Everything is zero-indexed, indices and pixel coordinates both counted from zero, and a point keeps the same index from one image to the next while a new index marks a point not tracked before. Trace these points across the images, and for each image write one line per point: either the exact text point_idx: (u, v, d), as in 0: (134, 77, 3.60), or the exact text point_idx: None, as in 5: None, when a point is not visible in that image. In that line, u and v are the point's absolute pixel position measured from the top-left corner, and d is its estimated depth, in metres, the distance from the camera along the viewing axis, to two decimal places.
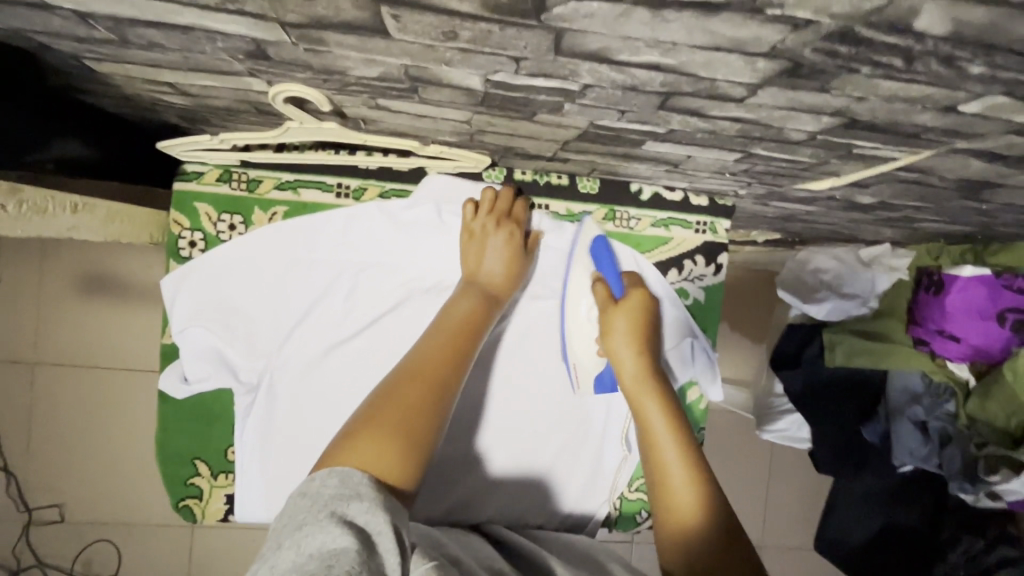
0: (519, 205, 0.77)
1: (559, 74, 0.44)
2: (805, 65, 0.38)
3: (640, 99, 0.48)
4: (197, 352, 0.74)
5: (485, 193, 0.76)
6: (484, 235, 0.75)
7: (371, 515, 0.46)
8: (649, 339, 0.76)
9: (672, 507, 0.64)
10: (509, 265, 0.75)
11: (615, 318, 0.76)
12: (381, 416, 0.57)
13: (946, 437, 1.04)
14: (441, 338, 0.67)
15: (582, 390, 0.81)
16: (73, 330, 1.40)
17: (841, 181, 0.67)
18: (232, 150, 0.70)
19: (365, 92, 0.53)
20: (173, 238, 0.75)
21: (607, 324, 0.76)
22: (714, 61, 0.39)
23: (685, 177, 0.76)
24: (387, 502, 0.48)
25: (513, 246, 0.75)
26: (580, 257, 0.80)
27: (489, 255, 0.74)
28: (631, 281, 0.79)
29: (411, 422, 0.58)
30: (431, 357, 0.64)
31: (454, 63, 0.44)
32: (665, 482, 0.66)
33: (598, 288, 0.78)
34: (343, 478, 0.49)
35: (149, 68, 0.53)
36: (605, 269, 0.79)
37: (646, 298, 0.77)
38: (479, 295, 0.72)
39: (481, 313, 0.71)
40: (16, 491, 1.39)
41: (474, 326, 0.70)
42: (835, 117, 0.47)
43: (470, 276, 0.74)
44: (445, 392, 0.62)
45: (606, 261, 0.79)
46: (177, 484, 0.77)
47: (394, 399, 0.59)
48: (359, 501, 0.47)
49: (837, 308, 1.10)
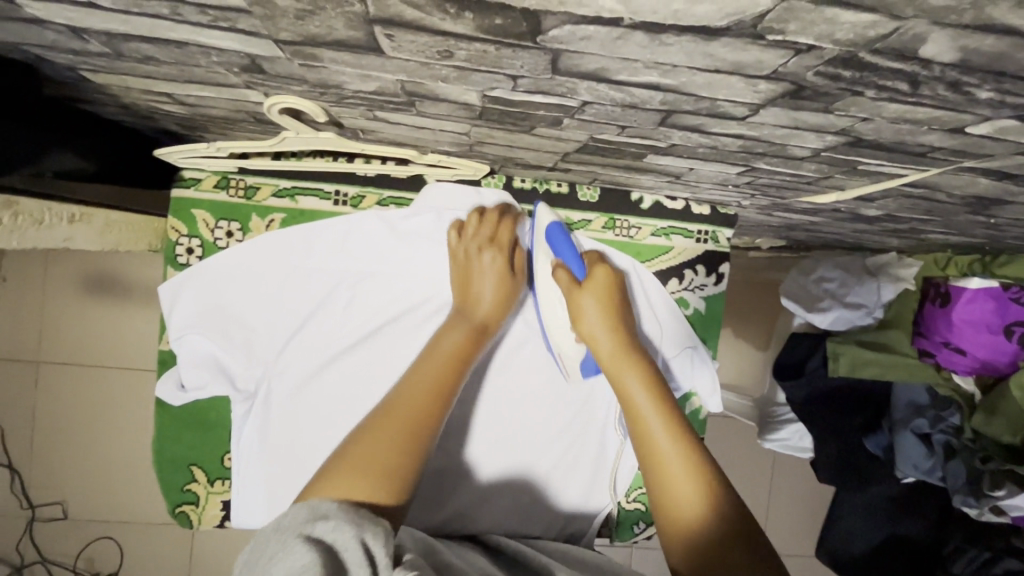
0: (508, 222, 0.76)
1: (557, 92, 0.43)
2: (807, 88, 0.37)
3: (640, 116, 0.47)
4: (194, 358, 0.73)
5: (472, 214, 0.75)
6: (468, 259, 0.75)
7: (338, 532, 0.46)
8: (621, 312, 0.74)
9: (669, 492, 0.62)
10: (497, 289, 0.75)
11: (583, 299, 0.74)
12: (360, 457, 0.57)
13: (950, 450, 1.03)
14: (432, 372, 0.67)
15: (572, 376, 0.80)
16: (75, 329, 1.41)
17: (846, 194, 0.66)
18: (229, 158, 0.70)
19: (362, 105, 0.52)
20: (170, 244, 0.75)
21: (576, 307, 0.74)
22: (714, 82, 0.38)
23: (687, 187, 0.75)
24: (357, 517, 0.48)
25: (500, 270, 0.75)
26: (539, 248, 0.77)
27: (480, 280, 0.74)
28: (590, 261, 0.78)
29: (389, 464, 0.58)
30: (418, 393, 0.65)
31: (450, 80, 0.43)
32: (651, 450, 0.65)
33: (559, 274, 0.75)
34: (310, 510, 0.49)
35: (145, 78, 0.52)
36: (564, 254, 0.75)
37: (610, 274, 0.76)
38: (470, 326, 0.72)
39: (470, 347, 0.71)
40: (20, 488, 1.41)
41: (462, 361, 0.70)
42: (839, 136, 0.46)
43: (465, 304, 0.74)
44: (428, 429, 0.63)
45: (565, 248, 0.75)
46: (173, 490, 0.77)
47: (374, 437, 0.59)
48: (326, 520, 0.47)
49: (838, 318, 1.10)
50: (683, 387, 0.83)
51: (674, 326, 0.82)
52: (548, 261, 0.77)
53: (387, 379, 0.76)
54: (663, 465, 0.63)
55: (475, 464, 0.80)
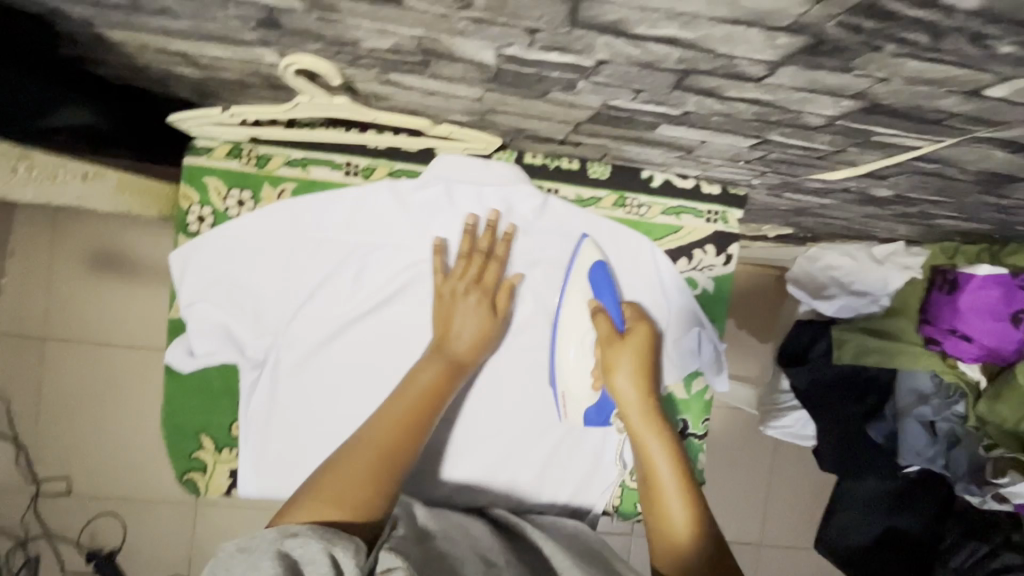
0: (504, 244, 0.77)
1: (573, 49, 0.43)
2: (826, 42, 0.37)
3: (656, 77, 0.47)
4: (205, 326, 0.73)
5: (458, 262, 0.76)
6: (453, 298, 0.74)
7: (304, 547, 0.49)
8: (654, 371, 0.77)
9: (667, 535, 0.70)
10: (480, 329, 0.75)
11: (620, 355, 0.75)
12: (334, 484, 0.61)
13: (954, 437, 1.03)
14: (407, 404, 0.69)
15: (570, 419, 0.79)
16: (82, 306, 1.42)
17: (858, 171, 0.66)
18: (241, 125, 0.70)
19: (376, 65, 0.53)
20: (182, 213, 0.75)
21: (609, 359, 0.76)
22: (733, 35, 0.38)
23: (698, 164, 0.75)
24: (324, 532, 0.51)
25: (485, 308, 0.75)
26: (574, 279, 0.78)
27: (460, 322, 0.74)
28: (631, 313, 0.78)
29: (352, 491, 0.61)
30: (393, 427, 0.67)
31: (466, 35, 0.43)
32: (660, 491, 0.72)
33: (599, 319, 0.76)
34: (281, 529, 0.51)
35: (161, 36, 0.52)
36: (605, 298, 0.77)
37: (650, 333, 0.77)
38: (447, 361, 0.73)
39: (446, 383, 0.72)
40: (25, 463, 1.42)
41: (438, 398, 0.71)
42: (855, 100, 0.46)
43: (442, 339, 0.73)
44: (401, 461, 0.65)
45: (606, 291, 0.77)
46: (181, 457, 0.77)
47: (350, 467, 0.62)
48: (295, 538, 0.50)
49: (843, 306, 1.11)
50: (689, 367, 0.82)
51: (682, 306, 0.82)
52: (585, 301, 0.78)
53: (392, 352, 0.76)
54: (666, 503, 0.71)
55: (480, 439, 0.80)
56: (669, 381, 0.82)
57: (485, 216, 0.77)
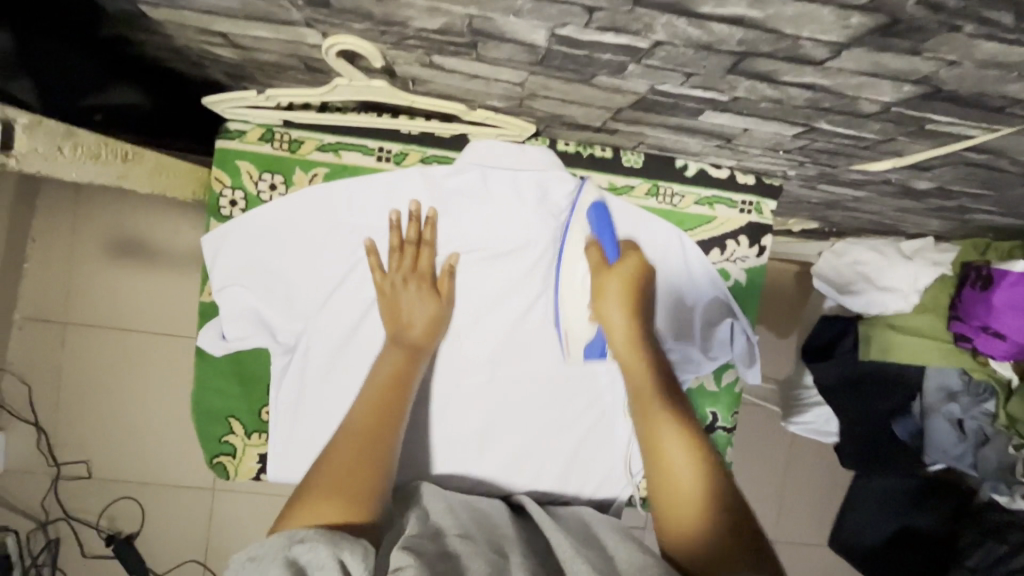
0: (429, 228, 0.75)
1: (631, 29, 0.42)
2: (901, 21, 0.36)
3: (711, 60, 0.46)
4: (237, 311, 0.73)
5: (391, 256, 0.74)
6: (394, 292, 0.73)
7: (312, 553, 0.48)
8: (645, 306, 0.74)
9: (669, 483, 0.63)
10: (429, 311, 0.73)
11: (608, 281, 0.73)
12: (323, 487, 0.58)
13: (983, 436, 1.05)
14: (373, 397, 0.67)
15: (572, 357, 0.77)
16: (105, 292, 1.42)
17: (902, 162, 0.65)
18: (275, 109, 0.70)
19: (421, 47, 0.52)
20: (214, 196, 0.75)
21: (599, 287, 0.73)
22: (804, 15, 0.37)
23: (735, 154, 0.74)
24: (332, 535, 0.49)
25: (428, 292, 0.74)
26: (576, 222, 0.75)
27: (409, 308, 0.72)
28: (625, 247, 0.76)
29: (343, 481, 0.58)
30: (361, 422, 0.65)
31: (522, 14, 0.42)
32: (654, 431, 0.67)
33: (591, 253, 0.74)
34: (289, 535, 0.50)
35: (204, 14, 0.52)
36: (601, 234, 0.75)
37: (641, 264, 0.74)
38: (404, 350, 0.71)
39: (406, 371, 0.70)
40: (45, 447, 1.42)
41: (403, 386, 0.69)
42: (917, 85, 0.45)
43: (399, 328, 0.72)
44: (381, 452, 0.63)
45: (605, 227, 0.75)
46: (211, 442, 0.77)
47: (329, 467, 0.60)
48: (302, 543, 0.48)
49: (871, 300, 1.06)
50: (722, 359, 0.81)
51: (713, 296, 0.80)
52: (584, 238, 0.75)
53: None
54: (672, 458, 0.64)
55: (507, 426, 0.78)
56: (702, 373, 0.81)
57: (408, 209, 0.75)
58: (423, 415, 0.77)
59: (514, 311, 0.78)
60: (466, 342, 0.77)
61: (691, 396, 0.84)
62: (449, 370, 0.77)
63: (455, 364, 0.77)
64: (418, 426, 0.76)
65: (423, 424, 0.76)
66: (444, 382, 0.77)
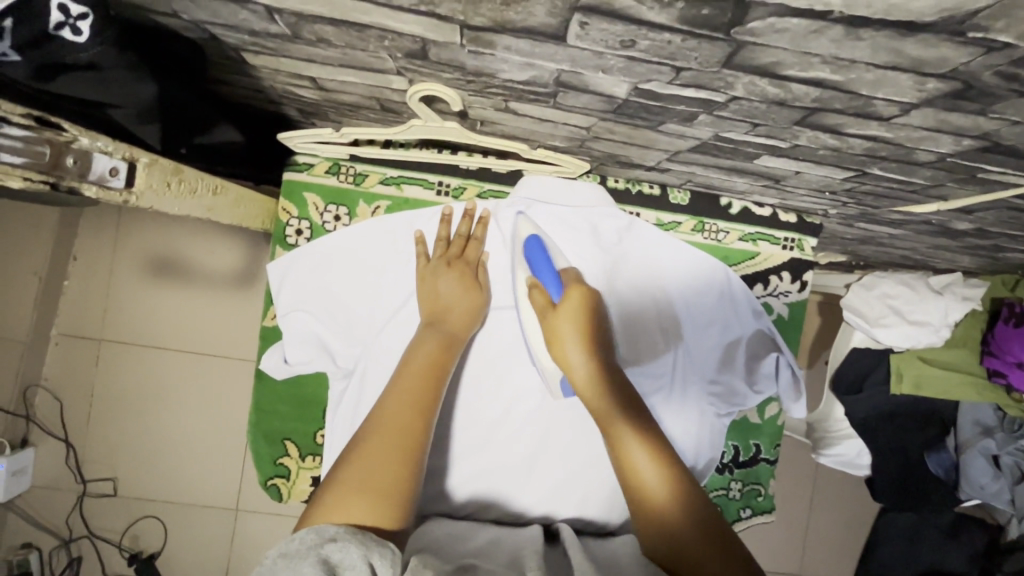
0: (480, 226, 0.77)
1: (712, 86, 0.45)
2: (976, 87, 0.39)
3: (781, 113, 0.49)
4: (299, 336, 0.76)
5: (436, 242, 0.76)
6: (435, 275, 0.74)
7: (345, 552, 0.45)
8: (597, 334, 0.72)
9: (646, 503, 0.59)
10: (469, 299, 0.74)
11: (559, 323, 0.71)
12: (352, 477, 0.53)
13: (1018, 473, 1.08)
14: (411, 383, 0.63)
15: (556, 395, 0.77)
16: (138, 310, 1.40)
17: (947, 205, 0.68)
18: (344, 145, 0.75)
19: (501, 94, 0.55)
20: (281, 225, 0.80)
21: (551, 329, 0.71)
22: (883, 79, 0.40)
23: (779, 194, 0.77)
24: (363, 537, 0.46)
25: (467, 280, 0.74)
26: (519, 263, 0.76)
27: (447, 296, 0.73)
28: (568, 279, 0.74)
29: (374, 479, 0.53)
30: (401, 406, 0.60)
31: (612, 71, 0.45)
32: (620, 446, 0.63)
33: (535, 295, 0.73)
34: (318, 532, 0.47)
35: (301, 62, 0.56)
36: (542, 274, 0.74)
37: (585, 295, 0.72)
38: (439, 336, 0.70)
39: (444, 356, 0.68)
40: (74, 463, 1.39)
41: (440, 373, 0.66)
42: (977, 140, 0.47)
43: (436, 317, 0.72)
44: (419, 441, 0.58)
45: (542, 265, 0.74)
46: (266, 463, 0.80)
47: (359, 452, 0.56)
48: (333, 542, 0.45)
49: (902, 335, 1.05)
50: (767, 393, 0.83)
51: (757, 330, 0.82)
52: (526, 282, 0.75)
53: (477, 367, 0.78)
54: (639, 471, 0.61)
55: (553, 455, 0.79)
56: (746, 406, 0.83)
57: (462, 208, 0.78)
58: (475, 442, 0.77)
59: None
60: (519, 371, 0.79)
61: (733, 426, 0.86)
62: (501, 398, 0.79)
63: (507, 390, 0.79)
64: (470, 453, 0.77)
65: (475, 451, 0.77)
66: (495, 408, 0.79)
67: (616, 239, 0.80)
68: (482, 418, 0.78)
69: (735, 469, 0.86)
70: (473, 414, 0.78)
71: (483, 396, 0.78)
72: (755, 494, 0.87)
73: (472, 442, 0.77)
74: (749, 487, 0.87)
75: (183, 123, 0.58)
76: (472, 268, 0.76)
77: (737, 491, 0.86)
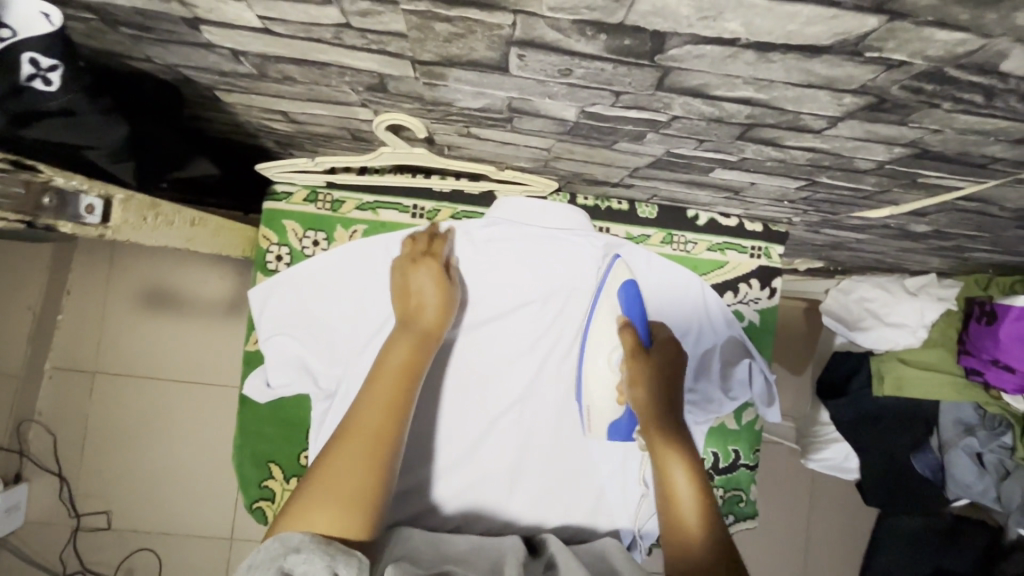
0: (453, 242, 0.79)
1: (652, 107, 0.48)
2: (888, 101, 0.41)
3: (721, 130, 0.52)
4: (282, 360, 0.78)
5: (405, 244, 0.78)
6: (407, 277, 0.74)
7: (308, 564, 0.46)
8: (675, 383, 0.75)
9: (677, 514, 0.65)
10: (440, 293, 0.74)
11: (643, 368, 0.73)
12: (321, 485, 0.54)
13: (1003, 470, 1.06)
14: (386, 382, 0.63)
15: (594, 432, 0.77)
16: (133, 343, 1.42)
17: (899, 209, 0.70)
18: (320, 173, 0.78)
19: (461, 121, 0.58)
20: (262, 252, 0.83)
21: (635, 373, 0.73)
22: (803, 96, 0.42)
23: (743, 204, 0.80)
24: (328, 547, 0.47)
25: (440, 277, 0.74)
26: (607, 300, 0.76)
27: (418, 293, 0.73)
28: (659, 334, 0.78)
29: (339, 486, 0.54)
30: (373, 408, 0.61)
31: (557, 97, 0.49)
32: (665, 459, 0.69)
33: (626, 335, 0.74)
34: (283, 542, 0.48)
35: (271, 98, 0.59)
36: (633, 315, 0.75)
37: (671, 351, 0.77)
38: (414, 336, 0.69)
39: (419, 355, 0.68)
40: (68, 498, 1.39)
41: (416, 371, 0.66)
42: (907, 148, 0.50)
43: (410, 314, 0.72)
44: (388, 444, 0.59)
45: (636, 309, 0.75)
46: (252, 487, 0.81)
47: (328, 458, 0.57)
48: (298, 553, 0.46)
49: (880, 338, 1.07)
50: (742, 399, 0.84)
51: (730, 337, 0.84)
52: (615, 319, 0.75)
53: (458, 383, 0.79)
54: (672, 476, 0.68)
55: (534, 468, 0.80)
56: (723, 413, 0.85)
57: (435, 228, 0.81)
58: (459, 456, 0.78)
59: (542, 353, 0.81)
60: (503, 385, 0.81)
61: (712, 434, 0.87)
62: (482, 415, 0.80)
63: (491, 406, 0.80)
64: (456, 468, 0.78)
65: (460, 466, 0.78)
66: (478, 426, 0.79)
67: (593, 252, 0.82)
68: (465, 434, 0.79)
69: (716, 475, 0.87)
70: (455, 430, 0.79)
71: (467, 411, 0.79)
72: (738, 500, 0.87)
73: (457, 457, 0.78)
74: (731, 494, 0.87)
75: (161, 164, 0.61)
76: (444, 266, 0.76)
77: (719, 497, 0.87)
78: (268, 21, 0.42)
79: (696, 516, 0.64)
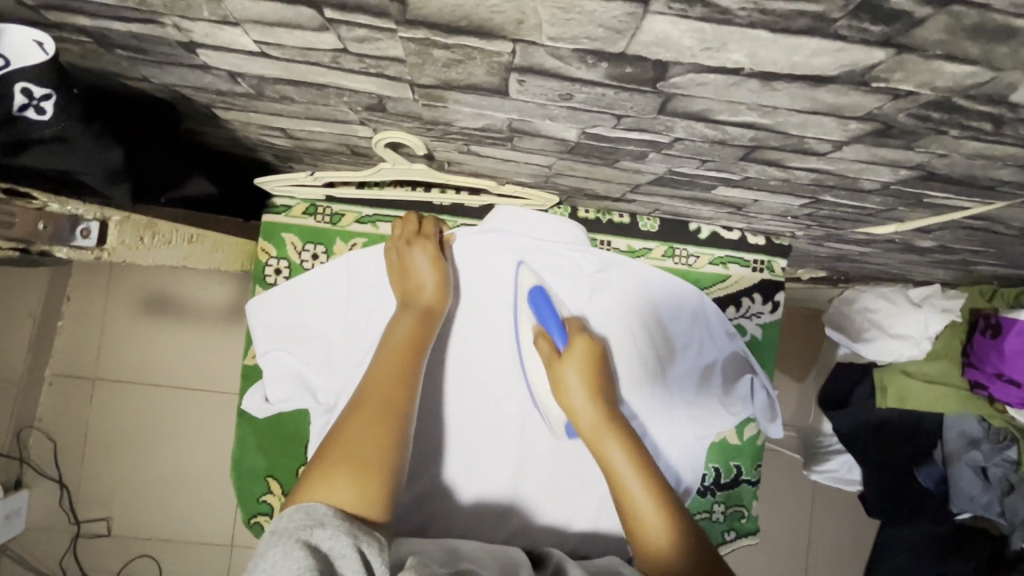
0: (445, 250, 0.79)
1: (654, 129, 0.48)
2: (895, 127, 0.41)
3: (725, 151, 0.51)
4: (280, 374, 0.77)
5: (397, 222, 0.78)
6: (404, 258, 0.75)
7: (335, 540, 0.45)
8: (604, 380, 0.72)
9: (637, 529, 0.60)
10: (438, 273, 0.74)
11: (564, 371, 0.71)
12: (338, 453, 0.54)
13: (1008, 484, 1.05)
14: (393, 355, 0.64)
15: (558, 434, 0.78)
16: (132, 349, 1.41)
17: (904, 226, 0.69)
18: (319, 187, 0.77)
19: (461, 139, 0.58)
20: (261, 265, 0.83)
21: (557, 378, 0.72)
22: (808, 122, 0.42)
23: (746, 219, 0.79)
24: (353, 525, 0.47)
25: (435, 256, 0.75)
26: (523, 307, 0.79)
27: (417, 272, 0.74)
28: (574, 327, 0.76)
29: (355, 454, 0.54)
30: (383, 380, 0.61)
31: (558, 119, 0.48)
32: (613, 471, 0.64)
33: (541, 342, 0.74)
34: (309, 512, 0.47)
35: (269, 116, 0.58)
36: (546, 321, 0.76)
37: (591, 345, 0.73)
38: (415, 312, 0.71)
39: (422, 329, 0.69)
40: (67, 504, 1.38)
41: (419, 345, 0.67)
42: (913, 170, 0.49)
43: (409, 295, 0.73)
44: (399, 410, 0.59)
45: (545, 311, 0.77)
46: (251, 501, 0.81)
47: (343, 429, 0.56)
48: (325, 528, 0.46)
49: (884, 349, 1.04)
50: (744, 414, 0.83)
51: (732, 351, 0.83)
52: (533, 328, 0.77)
53: (457, 397, 0.78)
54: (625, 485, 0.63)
55: (535, 483, 0.79)
56: (725, 428, 0.84)
57: None
58: (459, 472, 0.77)
59: None
60: (502, 399, 0.80)
61: (714, 448, 0.87)
62: (482, 429, 0.79)
63: (490, 421, 0.79)
64: (456, 484, 0.77)
65: (460, 483, 0.77)
66: (477, 442, 0.78)
67: (592, 265, 0.82)
68: (465, 449, 0.78)
69: (717, 491, 0.86)
70: (455, 446, 0.77)
71: (467, 426, 0.78)
72: (739, 516, 0.87)
73: (457, 473, 0.77)
74: (732, 510, 0.87)
75: (164, 179, 0.60)
76: (439, 248, 0.76)
77: (720, 513, 0.86)
78: (265, 45, 0.41)
79: (654, 516, 0.60)
